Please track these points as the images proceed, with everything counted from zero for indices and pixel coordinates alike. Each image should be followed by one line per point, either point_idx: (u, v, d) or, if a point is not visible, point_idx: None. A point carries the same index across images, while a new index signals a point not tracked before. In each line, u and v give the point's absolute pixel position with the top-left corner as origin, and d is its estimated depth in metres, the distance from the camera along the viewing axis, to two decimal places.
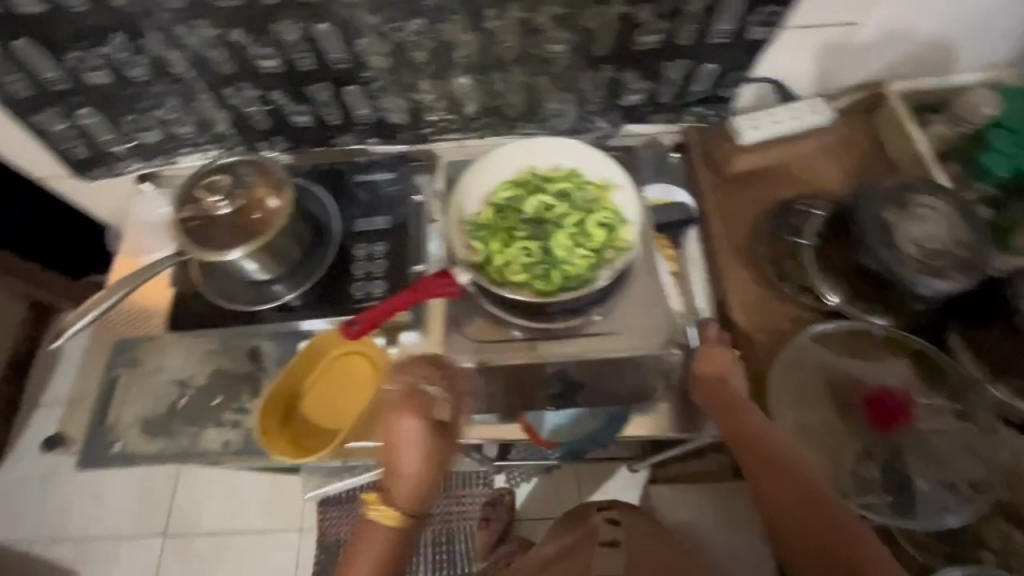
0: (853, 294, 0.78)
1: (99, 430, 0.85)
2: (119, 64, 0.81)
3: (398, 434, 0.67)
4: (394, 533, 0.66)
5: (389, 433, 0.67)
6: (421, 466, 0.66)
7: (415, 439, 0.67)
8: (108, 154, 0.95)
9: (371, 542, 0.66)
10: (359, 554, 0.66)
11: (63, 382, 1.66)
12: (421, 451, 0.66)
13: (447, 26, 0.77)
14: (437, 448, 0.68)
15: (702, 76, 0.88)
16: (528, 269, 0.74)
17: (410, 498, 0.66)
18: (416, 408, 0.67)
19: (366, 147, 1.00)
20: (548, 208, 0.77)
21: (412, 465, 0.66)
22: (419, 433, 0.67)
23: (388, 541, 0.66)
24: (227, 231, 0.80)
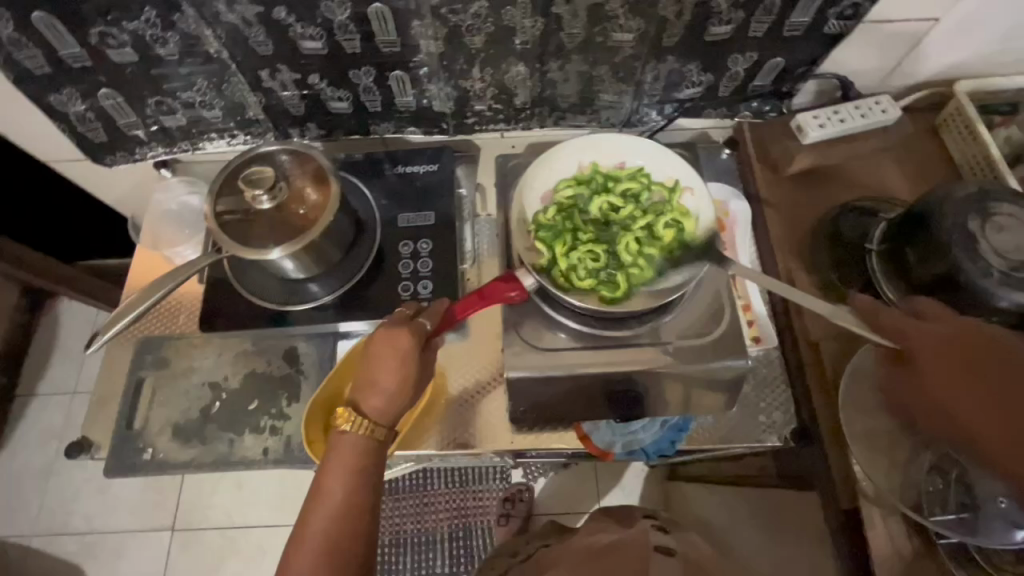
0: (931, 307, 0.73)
1: (126, 436, 0.81)
2: (147, 41, 0.74)
3: (380, 345, 0.63)
4: (362, 443, 0.60)
5: (374, 348, 0.64)
6: (398, 382, 0.63)
7: (397, 354, 0.63)
8: (128, 138, 0.89)
9: (341, 446, 0.60)
10: (329, 463, 0.60)
11: (60, 371, 1.58)
12: (402, 368, 0.63)
13: (511, 9, 0.72)
14: (418, 370, 0.64)
15: (767, 71, 0.85)
16: (598, 274, 0.69)
17: (378, 409, 0.62)
18: (412, 329, 0.65)
19: (404, 136, 0.94)
20: (613, 208, 0.72)
21: (389, 378, 0.62)
22: (410, 351, 0.63)
23: (366, 455, 0.60)
24: (269, 228, 0.75)
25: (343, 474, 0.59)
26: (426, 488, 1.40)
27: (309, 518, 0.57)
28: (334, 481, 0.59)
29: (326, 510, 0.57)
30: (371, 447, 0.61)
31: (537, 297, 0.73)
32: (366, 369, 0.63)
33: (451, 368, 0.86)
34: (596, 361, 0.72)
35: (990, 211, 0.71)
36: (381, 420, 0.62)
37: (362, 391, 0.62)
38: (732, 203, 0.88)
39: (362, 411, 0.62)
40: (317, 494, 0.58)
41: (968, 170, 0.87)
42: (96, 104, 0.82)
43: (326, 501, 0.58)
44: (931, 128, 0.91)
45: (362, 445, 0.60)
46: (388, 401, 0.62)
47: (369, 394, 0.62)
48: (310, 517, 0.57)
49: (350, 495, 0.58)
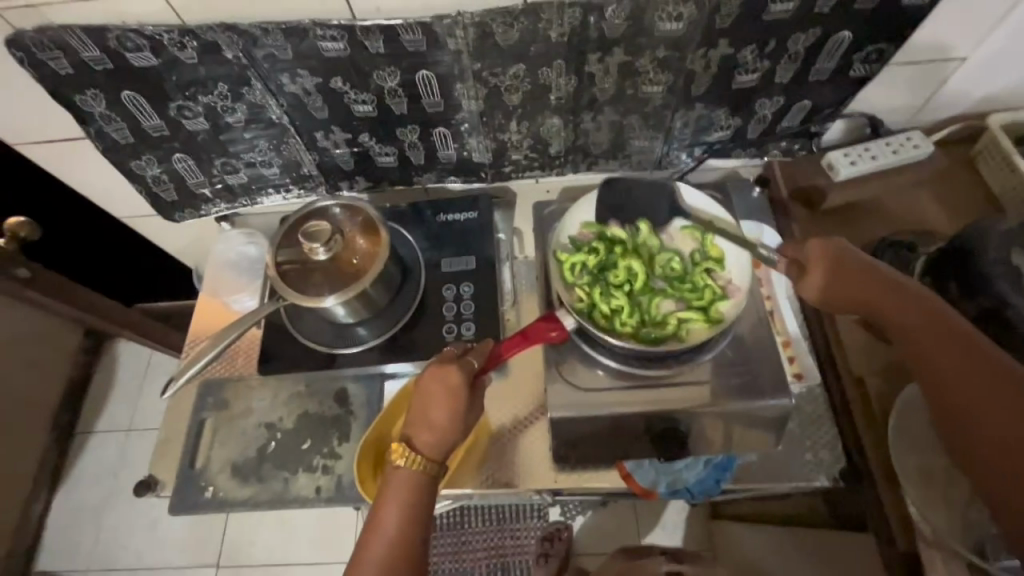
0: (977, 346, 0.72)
1: (188, 474, 0.85)
2: (218, 111, 0.82)
3: (431, 381, 0.65)
4: (414, 482, 0.63)
5: (425, 385, 0.66)
6: (449, 419, 0.64)
7: (448, 390, 0.65)
8: (195, 196, 0.97)
9: (395, 482, 0.62)
10: (383, 499, 0.62)
11: (118, 411, 1.67)
12: (452, 405, 0.64)
13: (547, 69, 0.77)
14: (467, 406, 0.65)
15: (794, 112, 0.87)
16: (629, 314, 0.72)
17: (429, 444, 0.64)
18: (462, 366, 0.66)
19: (444, 185, 1.00)
20: (671, 266, 0.75)
21: (441, 415, 0.64)
22: (460, 388, 0.65)
23: (418, 491, 0.62)
24: (325, 277, 0.80)
25: (397, 508, 0.61)
26: (463, 526, 1.40)
27: (366, 550, 0.60)
28: (388, 514, 0.61)
29: (381, 542, 0.60)
30: (422, 483, 0.63)
31: (577, 338, 0.75)
32: (419, 405, 0.65)
33: (492, 404, 0.88)
34: (636, 400, 0.73)
35: None
36: (432, 456, 0.64)
37: (414, 427, 0.64)
38: (766, 238, 0.89)
39: (414, 447, 0.64)
40: (372, 525, 0.61)
41: (1008, 202, 0.86)
42: (170, 167, 0.90)
43: (381, 534, 0.60)
44: (965, 161, 0.91)
45: (414, 481, 0.63)
46: (438, 440, 0.64)
47: (421, 429, 0.64)
48: (366, 548, 0.60)
49: (402, 528, 0.61)
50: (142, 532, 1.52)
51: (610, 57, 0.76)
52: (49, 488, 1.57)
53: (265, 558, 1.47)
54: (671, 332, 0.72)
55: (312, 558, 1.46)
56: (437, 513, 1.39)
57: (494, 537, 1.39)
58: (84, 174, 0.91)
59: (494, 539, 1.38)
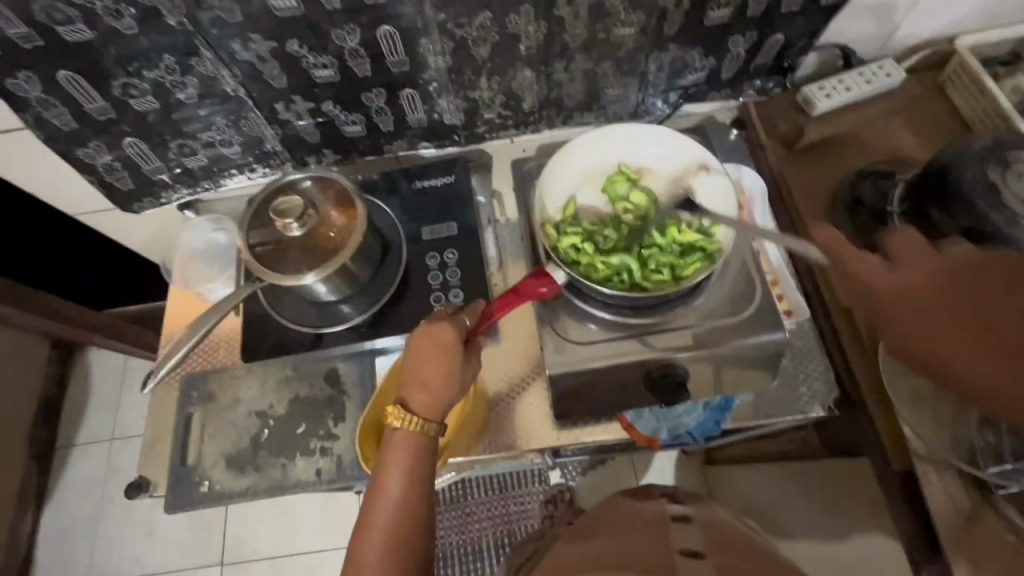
0: None
1: (181, 472, 0.82)
2: (167, 87, 0.77)
3: (422, 341, 0.64)
4: (414, 439, 0.62)
5: (416, 345, 0.64)
6: (443, 376, 0.63)
7: (440, 349, 0.64)
8: (152, 183, 0.91)
9: (395, 444, 0.61)
10: (384, 462, 0.61)
11: (96, 421, 1.61)
12: (446, 362, 0.63)
13: (515, 16, 0.73)
14: (461, 363, 0.64)
15: (767, 48, 0.86)
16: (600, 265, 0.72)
17: (426, 404, 0.63)
18: (453, 324, 0.66)
19: (417, 152, 0.97)
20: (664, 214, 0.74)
21: (434, 374, 0.63)
22: (452, 346, 0.64)
23: (419, 450, 0.62)
24: (302, 254, 0.77)
25: (398, 472, 0.60)
26: (466, 498, 1.41)
27: (370, 515, 0.59)
28: (391, 476, 0.60)
29: (385, 503, 0.59)
30: (422, 443, 0.62)
31: (566, 292, 0.74)
32: (412, 366, 0.64)
33: (488, 373, 0.87)
34: (632, 348, 0.73)
35: (1008, 160, 0.71)
36: (428, 416, 0.63)
37: (409, 389, 0.63)
38: (746, 180, 0.87)
39: (411, 408, 0.63)
40: (374, 490, 0.60)
41: (978, 123, 0.88)
42: (121, 153, 0.84)
43: (385, 497, 0.59)
44: (936, 87, 0.92)
45: (414, 442, 0.62)
46: (435, 397, 0.63)
47: (416, 390, 0.63)
48: (369, 512, 0.59)
49: (406, 488, 0.60)
50: (140, 540, 1.49)
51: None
52: (35, 506, 1.52)
53: (273, 549, 1.46)
54: (640, 285, 0.71)
55: (320, 544, 1.45)
56: (439, 488, 1.39)
57: (498, 506, 1.40)
58: (30, 169, 0.85)
59: (497, 507, 1.40)
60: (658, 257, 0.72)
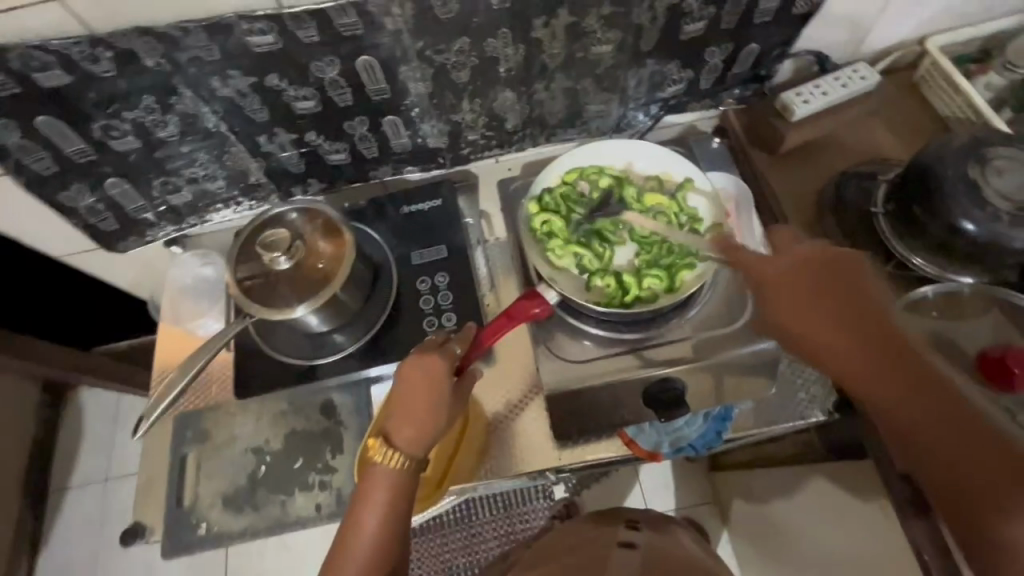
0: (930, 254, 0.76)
1: (179, 514, 0.81)
2: (148, 126, 0.77)
3: (412, 372, 0.64)
4: (397, 476, 0.60)
5: (407, 376, 0.64)
6: (430, 412, 0.62)
7: (429, 381, 0.63)
8: (137, 222, 0.90)
9: (375, 480, 0.60)
10: (364, 499, 0.60)
11: (91, 462, 1.58)
12: (434, 396, 0.63)
13: (493, 40, 0.74)
14: (450, 397, 0.64)
15: (743, 58, 0.87)
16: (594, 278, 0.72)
17: (410, 440, 0.61)
18: (445, 356, 0.65)
19: (403, 176, 0.97)
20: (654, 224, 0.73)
21: (421, 408, 0.62)
22: (443, 379, 0.64)
23: (401, 487, 0.60)
24: (291, 287, 0.76)
25: (377, 510, 0.59)
26: (472, 518, 1.39)
27: (345, 554, 0.58)
28: (368, 515, 0.59)
29: (362, 541, 0.58)
30: (404, 481, 0.60)
31: (559, 311, 0.74)
32: (399, 399, 0.63)
33: (487, 397, 0.85)
34: (624, 363, 0.73)
35: (987, 156, 0.72)
36: (412, 453, 0.61)
37: (394, 423, 0.62)
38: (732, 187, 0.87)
39: (394, 444, 0.61)
40: (350, 529, 0.59)
41: (956, 121, 0.89)
42: (104, 194, 0.84)
43: (362, 537, 0.58)
44: (912, 87, 0.93)
45: (394, 477, 0.60)
46: (421, 432, 0.62)
47: (401, 425, 0.62)
48: (345, 551, 0.58)
49: (384, 528, 0.59)
50: None
51: (556, 19, 0.73)
52: (30, 553, 1.48)
53: None
54: (636, 297, 0.70)
55: None
56: (445, 510, 1.38)
57: (506, 525, 1.39)
58: (11, 215, 0.84)
59: (505, 527, 1.38)
60: (650, 268, 0.71)
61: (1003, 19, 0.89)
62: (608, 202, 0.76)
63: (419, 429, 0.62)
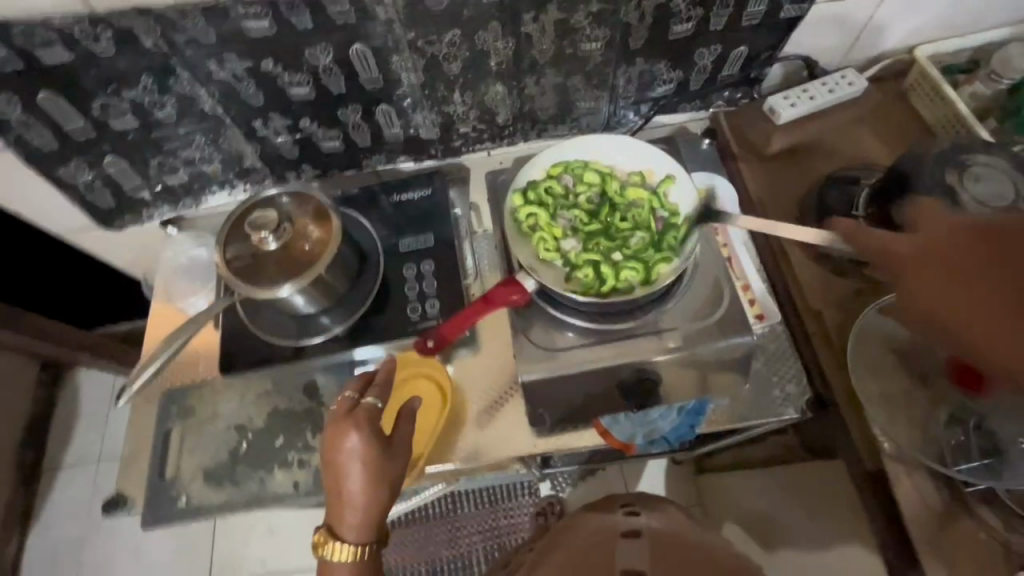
0: None
1: (160, 486, 0.82)
2: (146, 107, 0.79)
3: (334, 455, 0.64)
4: (354, 563, 0.64)
5: (331, 460, 0.64)
6: (365, 493, 0.64)
7: (355, 459, 0.64)
8: (134, 201, 0.93)
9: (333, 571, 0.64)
10: None
11: (85, 441, 1.60)
12: (365, 472, 0.64)
13: (483, 33, 0.76)
14: (383, 463, 0.65)
15: (732, 61, 0.89)
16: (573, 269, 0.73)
17: (354, 525, 0.64)
18: (359, 426, 0.65)
19: (395, 166, 0.99)
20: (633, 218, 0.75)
21: (356, 491, 0.64)
22: (369, 454, 0.64)
23: (362, 567, 0.64)
24: (276, 267, 0.78)
25: None
26: (457, 511, 1.40)
27: None
28: None
29: None
30: (362, 565, 0.64)
31: (539, 300, 0.75)
32: (332, 484, 0.65)
33: (468, 386, 0.86)
34: (603, 355, 0.73)
35: (965, 163, 0.73)
36: (361, 537, 0.64)
37: (336, 515, 0.64)
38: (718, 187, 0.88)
39: (341, 533, 0.64)
40: None
41: (942, 130, 0.90)
42: (102, 172, 0.86)
43: None
44: (900, 95, 0.95)
45: (350, 571, 0.63)
46: (363, 513, 0.64)
47: (342, 514, 0.64)
48: None
49: None
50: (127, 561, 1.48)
51: (545, 15, 0.75)
52: (20, 529, 1.50)
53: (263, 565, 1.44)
54: (613, 288, 0.72)
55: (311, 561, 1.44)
56: (430, 501, 1.39)
57: (490, 519, 1.40)
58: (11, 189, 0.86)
59: (489, 521, 1.39)
60: (627, 260, 0.72)
61: (991, 31, 0.90)
62: (590, 194, 0.77)
63: (363, 509, 0.64)
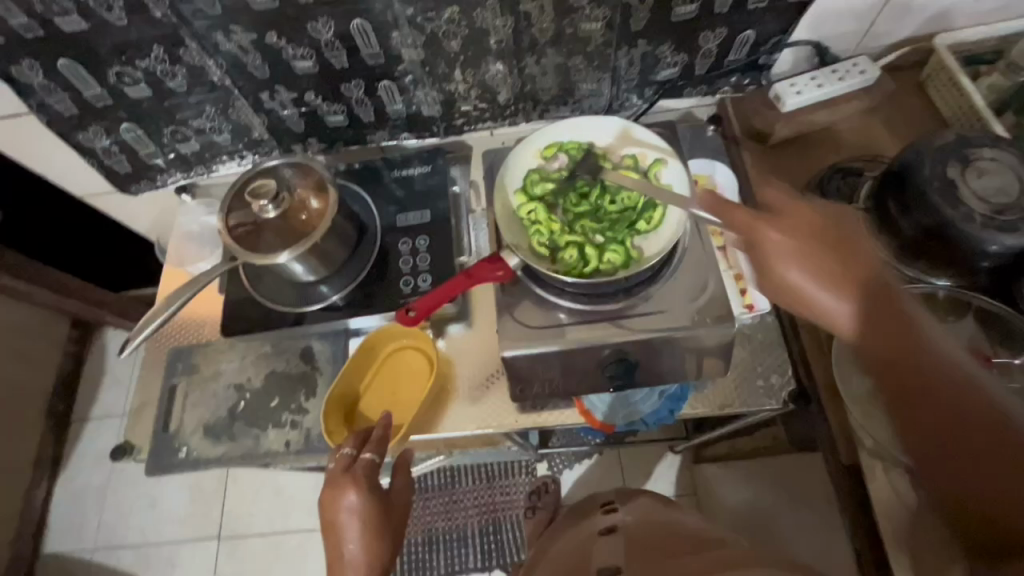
0: (903, 251, 0.75)
1: (163, 437, 0.87)
2: (158, 75, 0.82)
3: (334, 512, 0.72)
4: None
5: (332, 518, 0.72)
6: (364, 551, 0.71)
7: (354, 515, 0.72)
8: (149, 167, 0.97)
9: None
10: None
11: (110, 396, 1.69)
12: (364, 526, 0.72)
13: (481, 11, 0.76)
14: (381, 518, 0.73)
15: (739, 44, 0.87)
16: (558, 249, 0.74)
17: None
18: (359, 483, 0.73)
19: (399, 142, 1.00)
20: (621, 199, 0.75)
21: (356, 550, 0.71)
22: (368, 511, 0.72)
23: None
24: (276, 235, 0.81)
25: None
26: (454, 484, 1.45)
27: None
28: None
29: None
30: None
31: (524, 278, 0.76)
32: (333, 544, 0.72)
33: (458, 359, 0.89)
34: (588, 334, 0.73)
35: (969, 157, 0.71)
36: None
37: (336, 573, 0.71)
38: (718, 176, 0.88)
39: None
40: None
41: (956, 124, 0.87)
42: (119, 137, 0.90)
43: None
44: (915, 85, 0.91)
45: None
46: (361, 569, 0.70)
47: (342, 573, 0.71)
48: None
49: None
50: (145, 511, 1.57)
51: None
52: (49, 474, 1.61)
53: (269, 523, 1.52)
54: (596, 269, 0.73)
55: (314, 522, 1.51)
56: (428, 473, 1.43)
57: (486, 494, 1.43)
58: (35, 151, 0.91)
59: (484, 495, 1.43)
60: (612, 241, 0.73)
61: (1017, 21, 0.86)
62: (580, 173, 0.78)
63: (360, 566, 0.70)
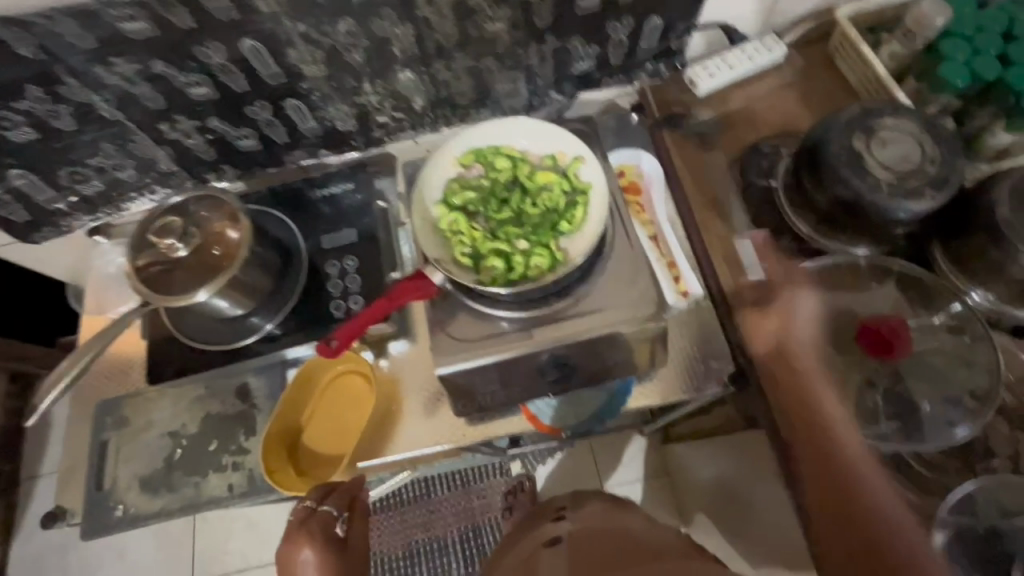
0: (822, 223, 0.77)
1: (98, 498, 0.83)
2: (41, 117, 0.76)
3: (292, 552, 0.81)
4: None
5: (292, 555, 0.81)
6: None
7: (314, 557, 0.80)
8: (50, 213, 0.90)
9: None
10: None
11: (57, 452, 1.60)
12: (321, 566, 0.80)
13: (378, 20, 0.73)
14: (339, 556, 0.81)
15: (649, 32, 0.86)
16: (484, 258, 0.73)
17: None
18: (322, 527, 0.80)
19: (319, 160, 0.97)
20: (542, 201, 0.74)
21: None
22: (326, 549, 0.81)
23: None
24: (190, 274, 0.77)
25: None
26: (429, 494, 1.43)
27: None
28: None
29: None
30: None
31: (456, 292, 0.73)
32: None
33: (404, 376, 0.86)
34: (524, 342, 0.72)
35: (872, 127, 0.72)
36: None
37: None
38: (644, 166, 0.89)
39: None
40: None
41: (864, 92, 0.89)
42: (9, 186, 0.83)
43: None
44: (823, 57, 0.93)
45: None
46: None
47: None
48: None
49: None
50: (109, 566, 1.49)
51: None
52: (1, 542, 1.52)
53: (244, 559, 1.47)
54: (524, 274, 0.71)
55: None
56: (401, 487, 1.41)
57: (463, 500, 1.42)
58: None
59: (461, 502, 1.41)
60: (537, 245, 0.72)
61: None
62: (501, 180, 0.76)
63: None
